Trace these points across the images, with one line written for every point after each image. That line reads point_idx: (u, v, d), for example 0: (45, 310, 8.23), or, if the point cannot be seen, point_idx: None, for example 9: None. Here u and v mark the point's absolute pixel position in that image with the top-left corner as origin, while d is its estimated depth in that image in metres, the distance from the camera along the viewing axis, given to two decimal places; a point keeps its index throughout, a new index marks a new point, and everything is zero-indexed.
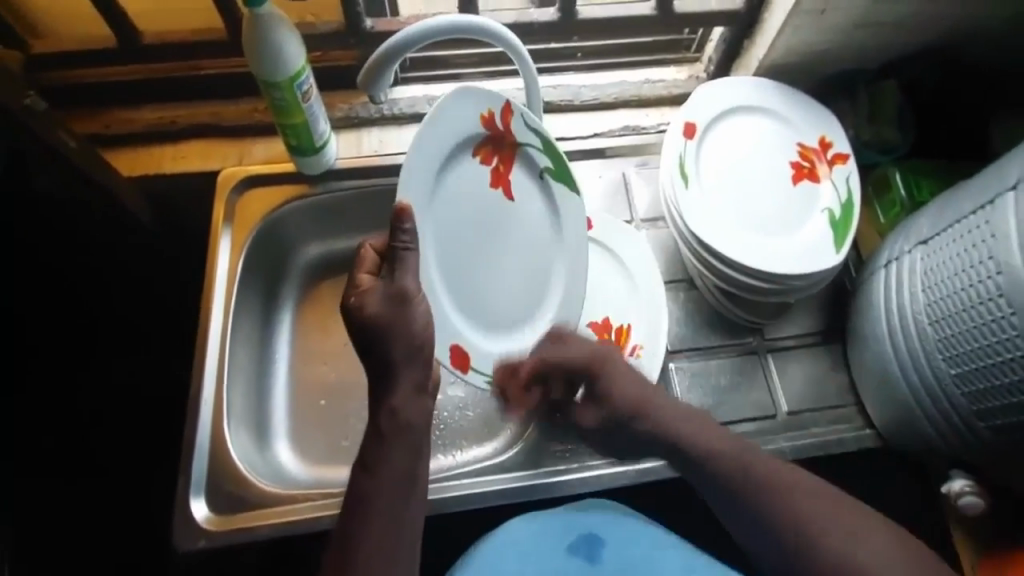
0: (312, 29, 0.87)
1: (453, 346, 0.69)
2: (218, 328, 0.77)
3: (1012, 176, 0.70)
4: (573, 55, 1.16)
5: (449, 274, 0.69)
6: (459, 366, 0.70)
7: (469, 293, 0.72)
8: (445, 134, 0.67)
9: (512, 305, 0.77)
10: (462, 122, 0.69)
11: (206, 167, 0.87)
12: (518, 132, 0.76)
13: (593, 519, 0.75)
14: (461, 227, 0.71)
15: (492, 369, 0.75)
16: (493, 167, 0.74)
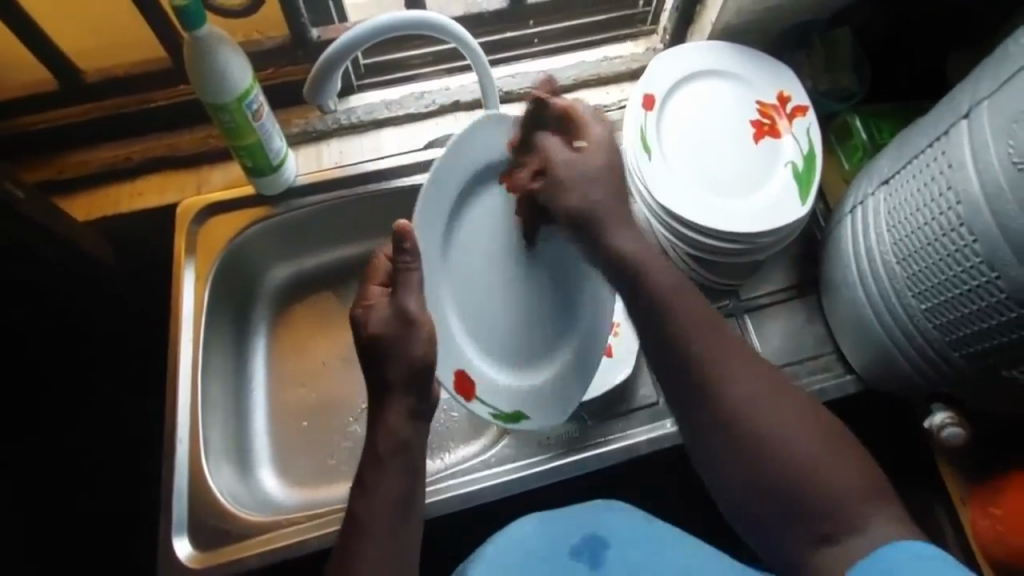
0: (258, 47, 0.88)
1: (457, 373, 0.72)
2: (189, 359, 0.77)
3: (965, 105, 0.71)
4: (529, 42, 1.15)
5: (459, 298, 0.73)
6: (466, 395, 0.73)
7: (481, 322, 0.75)
8: (464, 163, 0.71)
9: (528, 335, 0.78)
10: (486, 150, 0.73)
11: (165, 200, 0.87)
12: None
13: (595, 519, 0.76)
14: (472, 251, 0.73)
15: (499, 404, 0.76)
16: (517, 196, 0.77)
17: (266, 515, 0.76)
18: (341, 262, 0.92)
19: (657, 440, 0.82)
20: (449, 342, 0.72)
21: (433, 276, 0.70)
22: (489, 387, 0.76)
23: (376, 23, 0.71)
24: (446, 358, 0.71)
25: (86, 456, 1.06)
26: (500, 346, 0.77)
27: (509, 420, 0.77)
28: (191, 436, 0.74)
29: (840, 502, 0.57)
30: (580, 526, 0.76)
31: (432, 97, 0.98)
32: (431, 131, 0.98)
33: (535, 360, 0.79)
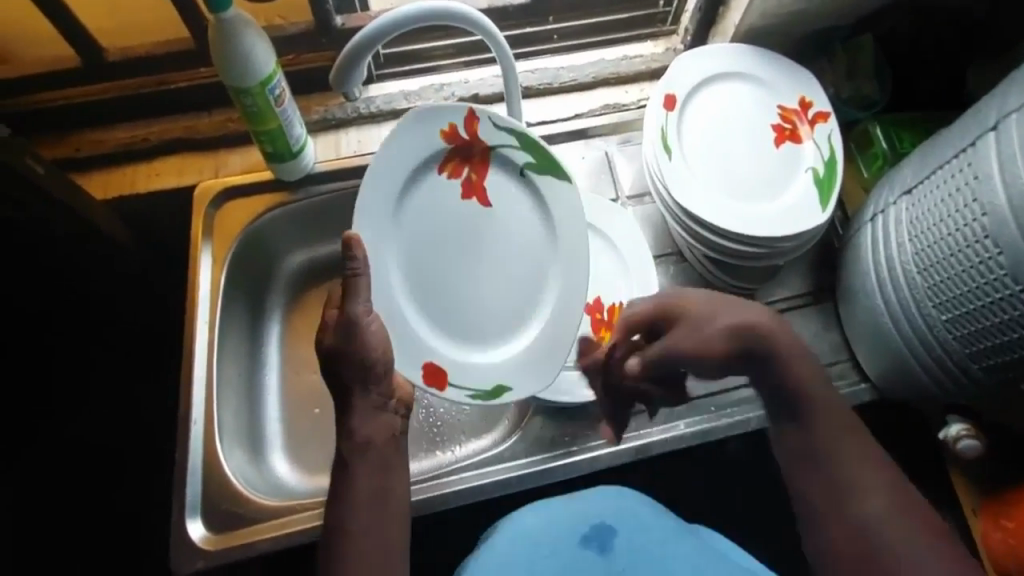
0: (281, 32, 0.87)
1: (426, 364, 0.75)
2: (204, 343, 0.76)
3: (992, 117, 0.70)
4: (550, 38, 1.14)
5: (415, 289, 0.76)
6: (433, 384, 0.75)
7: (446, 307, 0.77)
8: (398, 157, 0.74)
9: (490, 317, 0.78)
10: (422, 142, 0.75)
11: (182, 183, 0.86)
12: (488, 136, 0.77)
13: (605, 509, 0.76)
14: (425, 242, 0.76)
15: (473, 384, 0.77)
16: (464, 178, 0.77)
17: (279, 498, 0.75)
18: None
19: (672, 441, 0.81)
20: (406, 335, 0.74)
21: (383, 272, 0.74)
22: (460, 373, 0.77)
23: (404, 13, 0.71)
24: (403, 355, 0.73)
25: (89, 437, 1.05)
26: (474, 325, 0.78)
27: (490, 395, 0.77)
28: (205, 421, 0.74)
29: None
30: (585, 516, 0.75)
31: (451, 90, 0.97)
32: None
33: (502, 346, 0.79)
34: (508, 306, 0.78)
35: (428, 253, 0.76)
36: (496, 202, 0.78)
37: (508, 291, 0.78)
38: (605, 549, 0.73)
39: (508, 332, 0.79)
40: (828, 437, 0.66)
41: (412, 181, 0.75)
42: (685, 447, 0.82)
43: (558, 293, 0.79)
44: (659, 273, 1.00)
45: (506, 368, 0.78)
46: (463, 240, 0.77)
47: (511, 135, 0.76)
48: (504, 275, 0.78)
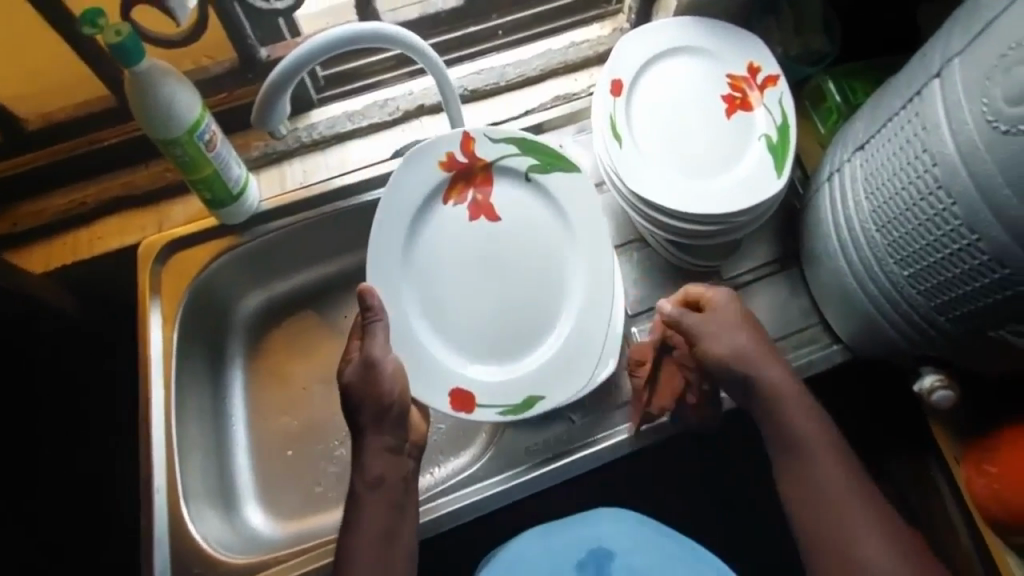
0: (206, 73, 0.85)
1: (453, 389, 0.78)
2: (161, 404, 0.76)
3: (936, 63, 0.69)
4: (493, 34, 1.12)
5: (438, 317, 0.80)
6: (462, 409, 0.78)
7: (470, 328, 0.81)
8: (405, 202, 0.81)
9: (514, 328, 0.81)
10: (425, 180, 0.82)
11: (126, 242, 0.85)
12: (486, 152, 0.83)
13: (601, 531, 0.76)
14: (445, 271, 0.82)
15: (502, 402, 0.79)
16: (470, 201, 0.83)
17: (253, 554, 0.76)
18: (313, 285, 0.92)
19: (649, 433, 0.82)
20: (432, 365, 0.79)
21: (403, 309, 0.79)
22: (487, 392, 0.79)
23: (325, 39, 0.69)
24: (433, 380, 0.78)
25: (79, 499, 1.06)
26: (503, 336, 0.81)
27: (522, 408, 0.78)
28: (168, 483, 0.73)
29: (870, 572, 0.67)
30: (578, 543, 0.76)
31: (395, 104, 0.95)
32: (397, 139, 0.95)
33: (528, 354, 0.80)
34: (533, 312, 0.81)
35: (447, 281, 0.81)
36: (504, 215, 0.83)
37: (530, 297, 0.81)
38: (603, 571, 0.75)
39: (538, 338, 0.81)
40: (832, 489, 0.71)
41: (427, 211, 0.82)
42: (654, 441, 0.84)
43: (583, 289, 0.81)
44: (624, 261, 0.99)
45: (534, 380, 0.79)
46: (484, 257, 0.82)
47: (508, 143, 0.82)
48: (523, 283, 0.82)
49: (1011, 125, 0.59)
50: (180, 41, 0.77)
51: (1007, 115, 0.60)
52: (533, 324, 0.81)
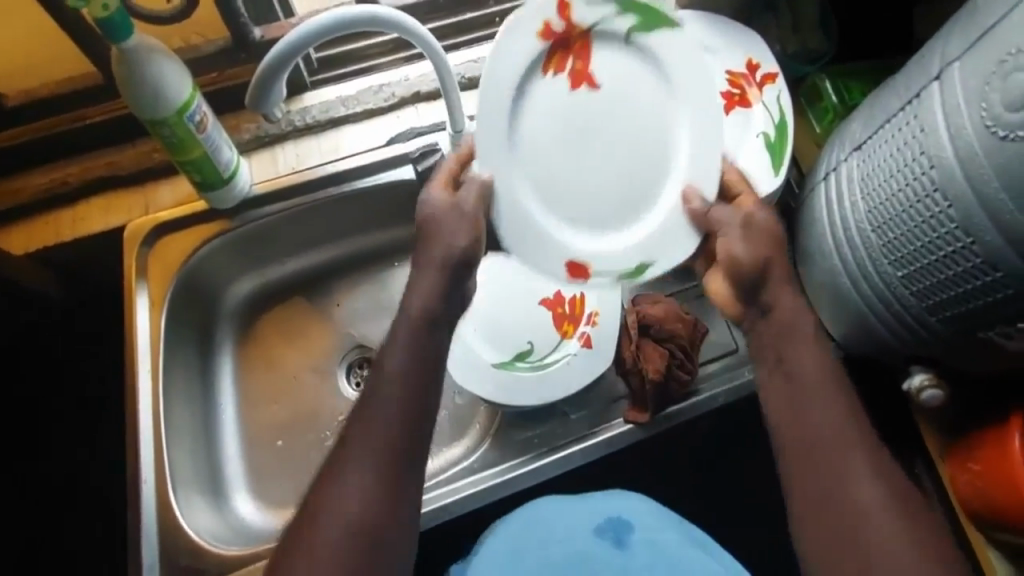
0: (196, 53, 0.83)
1: (568, 262, 0.72)
2: (149, 391, 0.74)
3: (935, 67, 0.70)
4: (491, 21, 1.10)
5: (546, 198, 0.70)
6: (578, 277, 0.72)
7: (581, 202, 0.71)
8: (506, 76, 0.65)
9: (628, 199, 0.72)
10: (522, 47, 0.65)
11: (111, 222, 0.82)
12: (584, 16, 0.67)
13: (613, 503, 0.77)
14: (550, 148, 0.70)
15: (617, 265, 0.73)
16: (570, 71, 0.69)
17: (240, 547, 0.74)
18: (306, 272, 0.90)
19: (645, 428, 0.83)
20: (541, 244, 0.71)
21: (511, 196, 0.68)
22: (602, 261, 0.73)
23: (324, 23, 0.66)
24: (545, 259, 0.71)
25: (63, 490, 1.03)
26: (604, 210, 0.72)
27: (633, 275, 0.73)
28: (156, 473, 0.72)
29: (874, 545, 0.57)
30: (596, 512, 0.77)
31: (391, 90, 0.93)
32: (393, 125, 0.92)
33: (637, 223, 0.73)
34: (638, 186, 0.72)
35: (551, 159, 0.70)
36: (607, 82, 0.70)
37: (637, 164, 0.72)
38: (621, 541, 0.76)
39: (647, 206, 0.72)
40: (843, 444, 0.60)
41: (524, 91, 0.67)
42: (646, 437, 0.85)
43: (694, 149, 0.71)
44: None
45: (651, 244, 0.72)
46: (590, 134, 0.71)
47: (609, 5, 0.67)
48: (628, 151, 0.72)
49: (1008, 131, 0.61)
50: (173, 15, 0.78)
51: (1005, 121, 0.61)
52: (642, 193, 0.72)
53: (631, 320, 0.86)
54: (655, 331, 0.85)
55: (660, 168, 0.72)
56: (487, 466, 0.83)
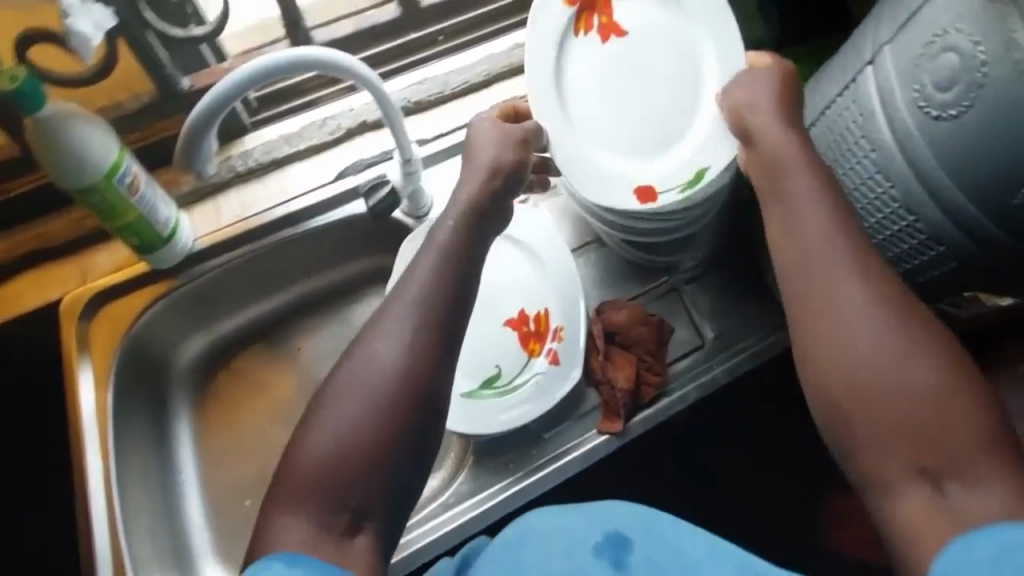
0: (120, 111, 0.80)
1: (637, 189, 0.76)
2: (100, 471, 0.71)
3: (868, 50, 0.69)
4: (434, 40, 1.01)
5: (601, 141, 0.77)
6: (648, 200, 0.75)
7: (637, 134, 0.76)
8: (542, 44, 0.75)
9: (672, 122, 0.76)
10: (552, 17, 0.75)
11: (47, 296, 0.79)
12: None
13: (626, 520, 0.60)
14: (595, 96, 0.77)
15: (677, 181, 0.75)
16: (597, 26, 0.76)
17: None
18: (261, 320, 0.88)
19: (620, 436, 0.82)
20: (603, 181, 0.76)
21: (568, 144, 0.76)
22: (664, 181, 0.76)
23: (257, 69, 0.62)
24: (612, 190, 0.76)
25: None
26: (652, 138, 0.76)
27: (692, 185, 0.74)
28: (114, 557, 0.69)
29: (892, 389, 0.55)
30: (592, 526, 0.59)
31: (337, 123, 0.89)
32: (341, 159, 0.88)
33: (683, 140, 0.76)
34: (674, 113, 0.76)
35: (597, 104, 0.77)
36: (632, 25, 0.76)
37: (672, 88, 0.76)
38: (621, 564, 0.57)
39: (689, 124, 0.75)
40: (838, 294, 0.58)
41: (560, 55, 0.76)
42: (621, 446, 0.84)
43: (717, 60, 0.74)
44: (582, 265, 0.94)
45: (698, 153, 0.75)
46: (625, 74, 0.76)
47: None
48: (660, 81, 0.76)
49: (942, 111, 0.61)
50: (89, 76, 0.72)
51: (938, 101, 0.61)
52: (682, 112, 0.75)
53: (596, 328, 0.86)
54: (621, 336, 0.86)
55: (694, 89, 0.75)
56: (464, 497, 0.82)
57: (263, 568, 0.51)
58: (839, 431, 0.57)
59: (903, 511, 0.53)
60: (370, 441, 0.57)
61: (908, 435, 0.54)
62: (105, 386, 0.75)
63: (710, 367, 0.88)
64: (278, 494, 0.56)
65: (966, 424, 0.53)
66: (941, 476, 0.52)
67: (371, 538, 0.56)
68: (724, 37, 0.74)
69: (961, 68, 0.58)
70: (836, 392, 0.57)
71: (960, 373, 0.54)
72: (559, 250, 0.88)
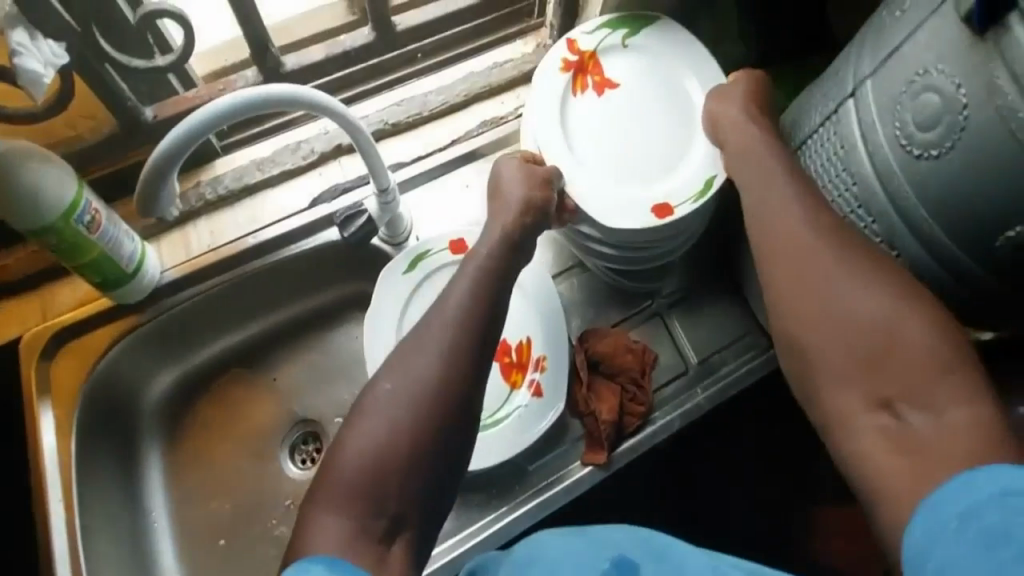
0: (79, 144, 0.77)
1: (654, 207, 0.79)
2: (63, 522, 0.68)
3: (850, 83, 0.69)
4: (411, 59, 0.97)
5: (610, 170, 0.81)
6: (665, 215, 0.78)
7: (642, 160, 0.81)
8: (546, 102, 0.83)
9: (670, 147, 0.82)
10: (554, 82, 0.83)
11: (3, 336, 0.76)
12: (588, 44, 0.85)
13: (626, 542, 0.57)
14: (599, 137, 0.83)
15: (687, 196, 0.79)
16: (593, 84, 0.84)
17: None
18: (237, 349, 0.86)
19: (605, 467, 0.81)
20: (622, 204, 0.79)
21: (583, 182, 0.80)
22: (676, 197, 0.79)
23: (223, 107, 0.59)
24: (629, 210, 0.79)
25: None
26: (658, 163, 0.81)
27: (704, 194, 0.79)
28: None
29: (869, 335, 0.59)
30: (599, 554, 0.55)
31: (310, 147, 0.87)
32: (315, 184, 0.86)
33: (683, 159, 0.81)
34: (675, 145, 0.82)
35: (602, 142, 0.82)
36: (623, 80, 0.84)
37: (666, 119, 0.83)
38: None
39: (685, 147, 0.82)
40: (810, 259, 0.64)
41: (562, 109, 0.83)
42: (606, 476, 0.83)
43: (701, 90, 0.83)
44: (564, 290, 0.93)
45: (701, 168, 0.80)
46: (624, 120, 0.83)
47: (599, 27, 0.84)
48: (654, 116, 0.83)
49: (924, 149, 0.61)
50: (40, 112, 0.65)
51: (919, 140, 0.61)
52: (677, 136, 0.82)
53: (579, 358, 0.86)
54: (606, 365, 0.86)
55: (684, 118, 0.83)
56: (446, 536, 0.80)
57: (301, 570, 0.46)
58: (805, 368, 0.63)
59: (865, 440, 0.57)
60: (408, 439, 0.57)
61: (864, 363, 0.59)
62: (69, 431, 0.72)
63: (694, 393, 0.87)
64: (316, 496, 0.54)
65: (917, 342, 0.57)
66: (896, 401, 0.57)
67: (405, 549, 0.54)
68: (705, 71, 0.83)
69: (944, 108, 0.58)
70: (798, 333, 0.63)
71: (912, 298, 0.59)
72: (539, 276, 0.87)
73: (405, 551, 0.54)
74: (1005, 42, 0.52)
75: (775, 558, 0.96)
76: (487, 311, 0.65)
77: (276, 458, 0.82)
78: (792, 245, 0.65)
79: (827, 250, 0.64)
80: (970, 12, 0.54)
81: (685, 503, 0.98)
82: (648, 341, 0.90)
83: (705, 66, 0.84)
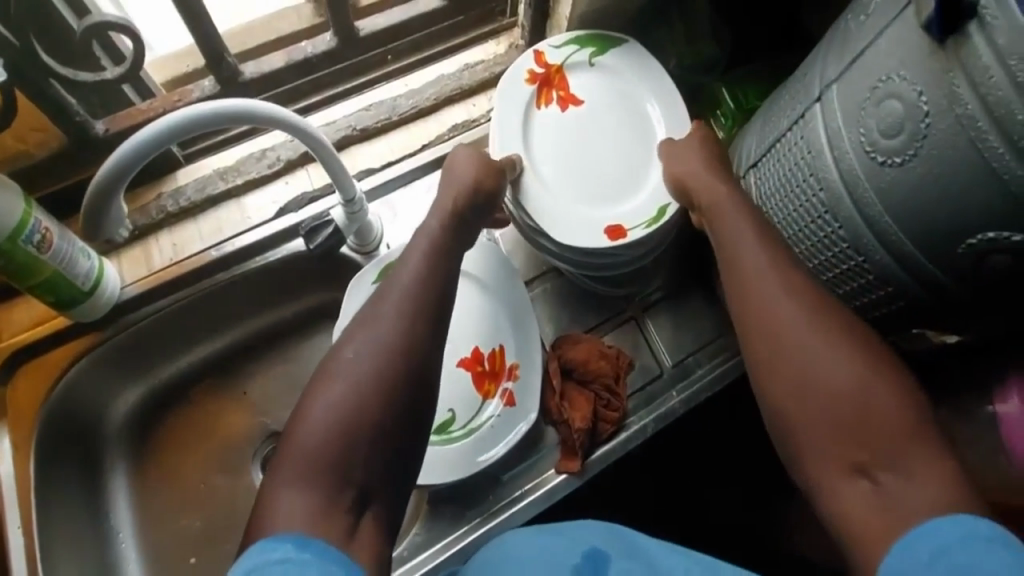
0: (30, 158, 0.75)
1: (608, 226, 0.83)
2: (23, 543, 0.67)
3: (816, 87, 0.69)
4: (379, 62, 0.95)
5: (572, 187, 0.84)
6: (617, 235, 0.82)
7: (604, 179, 0.85)
8: (513, 112, 0.86)
9: (630, 170, 0.85)
10: (519, 93, 0.86)
11: None
12: (556, 57, 0.88)
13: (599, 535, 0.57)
14: (561, 153, 0.86)
15: (643, 218, 0.83)
16: (557, 99, 0.88)
17: None
18: (206, 361, 0.85)
19: (579, 475, 0.82)
20: (581, 220, 0.83)
21: (543, 194, 0.83)
22: (631, 218, 0.83)
23: (174, 121, 0.58)
24: (586, 226, 0.82)
25: None
26: (617, 184, 0.85)
27: (657, 219, 0.82)
28: None
29: (841, 388, 0.56)
30: (574, 543, 0.55)
31: (275, 154, 0.85)
32: (282, 193, 0.85)
33: (643, 182, 0.85)
34: (631, 164, 0.86)
35: (564, 159, 0.86)
36: (588, 98, 0.88)
37: (629, 142, 0.87)
38: None
39: (645, 170, 0.85)
40: (780, 300, 0.61)
41: (526, 121, 0.86)
42: (582, 483, 0.83)
43: (662, 117, 0.87)
44: (538, 297, 0.92)
45: (661, 192, 0.83)
46: (584, 136, 0.87)
47: (568, 42, 0.88)
48: (616, 138, 0.87)
49: (887, 157, 0.61)
50: None
51: (883, 147, 0.61)
52: (639, 159, 0.86)
53: (551, 366, 0.85)
54: (577, 372, 0.85)
55: (646, 144, 0.87)
56: (420, 548, 0.81)
57: (269, 547, 0.46)
58: (782, 431, 0.59)
59: (845, 508, 0.54)
60: (370, 422, 0.55)
61: (841, 432, 0.55)
62: (30, 449, 0.71)
63: (668, 398, 0.87)
64: (281, 468, 0.53)
65: (891, 404, 0.55)
66: (872, 467, 0.54)
67: (376, 519, 0.54)
68: (665, 93, 0.87)
69: (906, 116, 0.58)
70: (774, 397, 0.59)
71: (884, 362, 0.57)
72: (511, 285, 0.86)
73: (374, 522, 0.54)
74: (965, 51, 0.51)
75: (748, 557, 0.97)
76: (445, 293, 0.64)
77: (248, 473, 0.82)
78: (759, 280, 0.63)
79: (779, 276, 0.63)
80: (929, 21, 0.53)
81: (660, 504, 0.99)
82: (621, 347, 0.90)
83: (670, 93, 0.87)
